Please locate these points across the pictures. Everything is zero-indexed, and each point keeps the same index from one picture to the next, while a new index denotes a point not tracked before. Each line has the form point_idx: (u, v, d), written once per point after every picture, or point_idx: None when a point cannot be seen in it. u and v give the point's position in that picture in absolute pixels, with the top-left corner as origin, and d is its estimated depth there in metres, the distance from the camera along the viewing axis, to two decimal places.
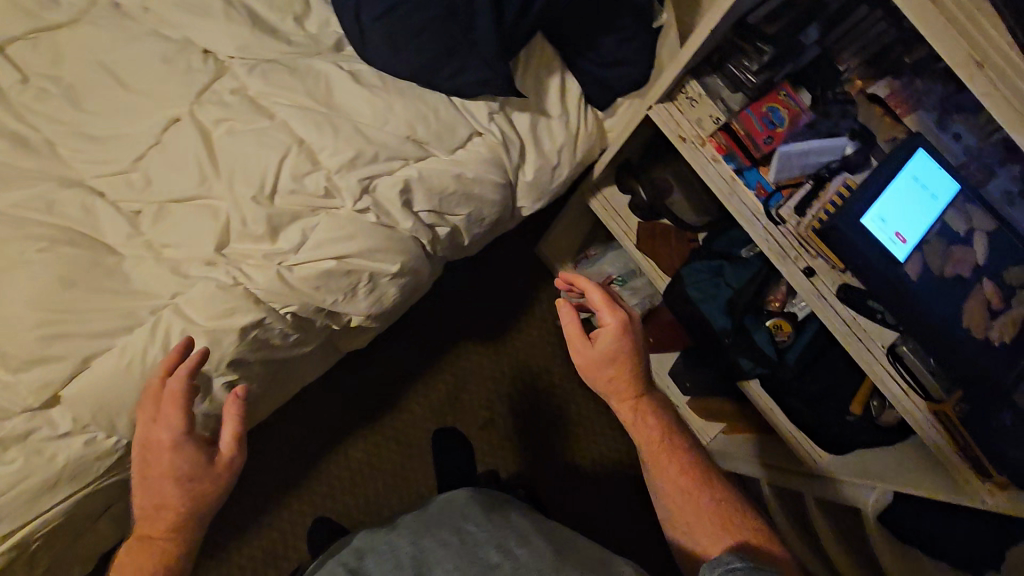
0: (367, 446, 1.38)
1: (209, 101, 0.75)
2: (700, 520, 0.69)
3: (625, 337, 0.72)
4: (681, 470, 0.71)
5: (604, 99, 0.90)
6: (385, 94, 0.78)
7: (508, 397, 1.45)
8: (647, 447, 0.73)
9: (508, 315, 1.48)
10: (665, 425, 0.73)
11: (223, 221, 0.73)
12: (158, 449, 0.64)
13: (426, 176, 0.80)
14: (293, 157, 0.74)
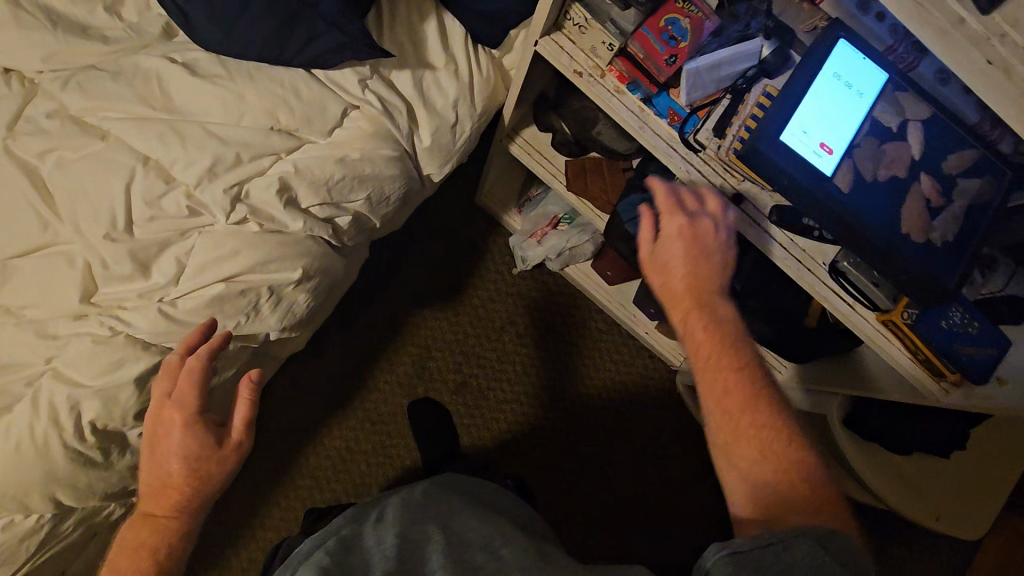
0: (336, 437, 1.28)
1: (25, 131, 0.64)
2: (752, 468, 0.51)
3: (687, 240, 0.59)
4: (742, 401, 0.53)
5: (491, 36, 0.78)
6: (230, 82, 0.67)
7: (479, 358, 1.34)
8: (696, 363, 0.56)
9: (465, 268, 1.35)
10: (728, 348, 0.55)
11: (81, 268, 0.64)
12: (168, 427, 0.58)
13: (305, 168, 0.70)
14: (141, 178, 0.65)
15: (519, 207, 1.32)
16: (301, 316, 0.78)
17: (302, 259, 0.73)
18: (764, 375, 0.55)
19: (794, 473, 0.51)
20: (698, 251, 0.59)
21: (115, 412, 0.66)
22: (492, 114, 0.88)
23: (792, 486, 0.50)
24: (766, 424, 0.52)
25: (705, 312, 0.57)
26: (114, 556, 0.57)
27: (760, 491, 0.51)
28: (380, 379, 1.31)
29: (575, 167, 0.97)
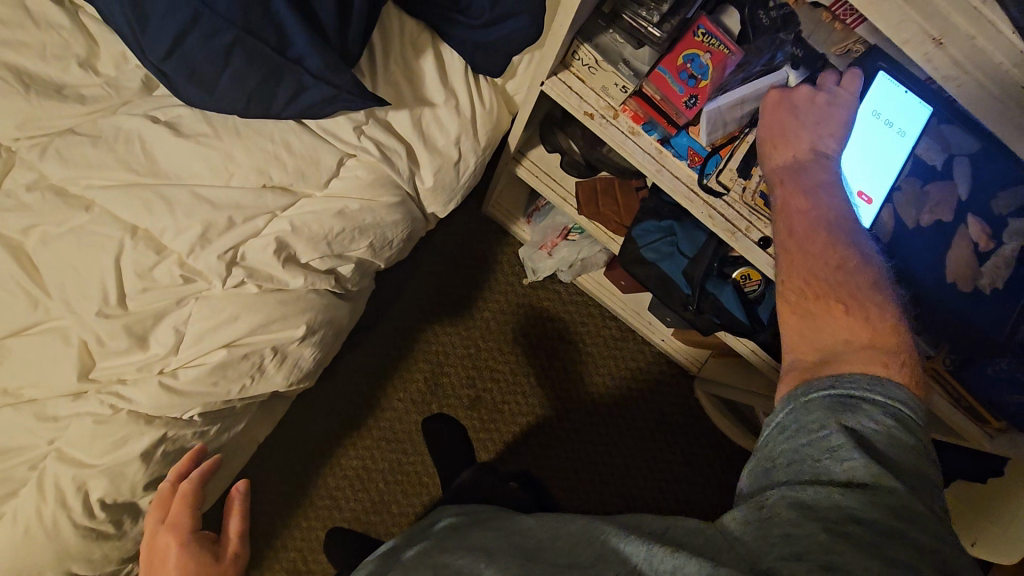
0: (354, 459, 1.26)
1: (5, 207, 0.62)
2: (807, 310, 0.49)
3: (782, 108, 0.57)
4: (803, 246, 0.52)
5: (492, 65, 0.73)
6: (217, 141, 0.64)
7: (494, 369, 1.31)
8: (777, 223, 0.55)
9: (474, 281, 1.31)
10: (812, 209, 0.52)
11: (75, 345, 0.62)
12: (165, 552, 0.59)
13: (301, 225, 0.67)
14: (130, 249, 0.62)
15: (527, 216, 1.26)
16: (309, 368, 0.75)
17: (305, 316, 0.70)
18: (839, 230, 0.51)
19: (855, 317, 0.47)
20: (786, 119, 0.57)
21: (123, 488, 0.64)
22: (498, 140, 0.82)
23: (843, 324, 0.47)
24: (829, 271, 0.50)
25: (793, 178, 0.55)
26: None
27: (807, 333, 0.48)
28: (393, 394, 1.28)
29: (586, 190, 0.92)
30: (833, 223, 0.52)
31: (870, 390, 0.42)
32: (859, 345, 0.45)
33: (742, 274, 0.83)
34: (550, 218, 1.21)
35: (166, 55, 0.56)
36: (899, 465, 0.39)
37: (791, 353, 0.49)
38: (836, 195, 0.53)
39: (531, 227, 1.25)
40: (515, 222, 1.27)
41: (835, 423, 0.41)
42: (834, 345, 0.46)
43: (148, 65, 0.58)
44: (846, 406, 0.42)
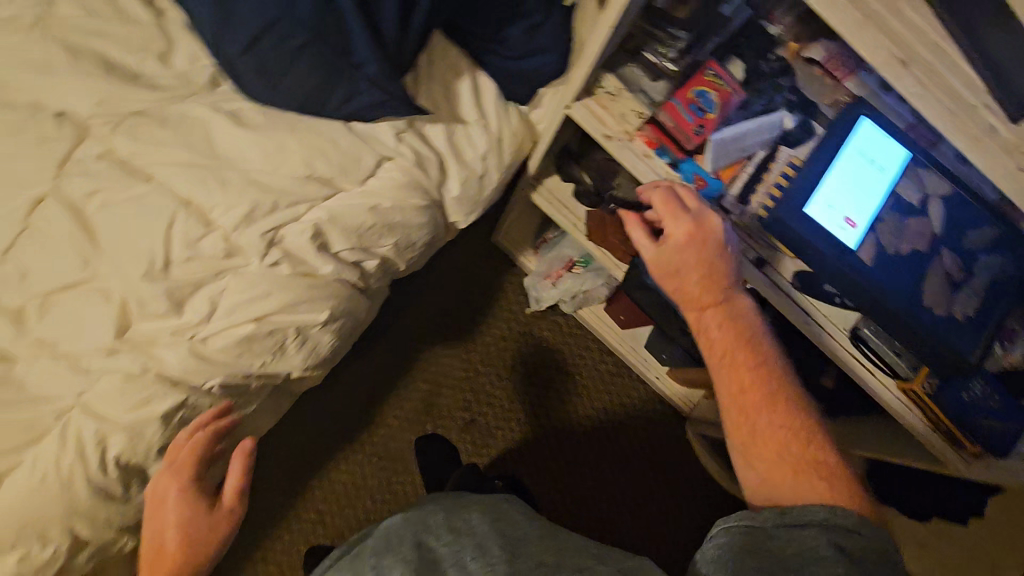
0: (343, 474, 1.26)
1: (74, 171, 0.67)
2: (768, 461, 0.57)
3: (673, 231, 0.65)
4: (754, 398, 0.59)
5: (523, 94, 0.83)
6: (272, 132, 0.70)
7: (490, 396, 1.34)
8: (715, 365, 0.61)
9: (478, 306, 1.36)
10: (748, 355, 0.61)
11: (117, 304, 0.66)
12: (162, 499, 0.66)
13: (339, 216, 0.73)
14: (182, 220, 0.67)
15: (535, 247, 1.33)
16: (325, 354, 0.79)
17: (329, 302, 0.74)
18: (772, 375, 0.60)
19: (792, 437, 0.56)
20: (695, 252, 0.64)
21: (139, 447, 0.67)
22: (517, 164, 0.90)
23: (804, 467, 0.55)
24: (763, 400, 0.59)
25: (718, 317, 0.63)
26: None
27: (788, 487, 0.54)
28: (388, 412, 1.30)
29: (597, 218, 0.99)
30: (760, 357, 0.61)
31: (858, 525, 0.49)
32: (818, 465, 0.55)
33: None
34: (557, 250, 1.28)
35: (243, 50, 0.64)
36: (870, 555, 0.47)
37: (762, 494, 0.56)
38: (757, 333, 0.63)
39: (538, 258, 1.32)
40: (522, 251, 1.34)
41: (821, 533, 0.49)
42: (797, 482, 0.54)
43: (223, 60, 0.66)
44: (831, 525, 0.49)
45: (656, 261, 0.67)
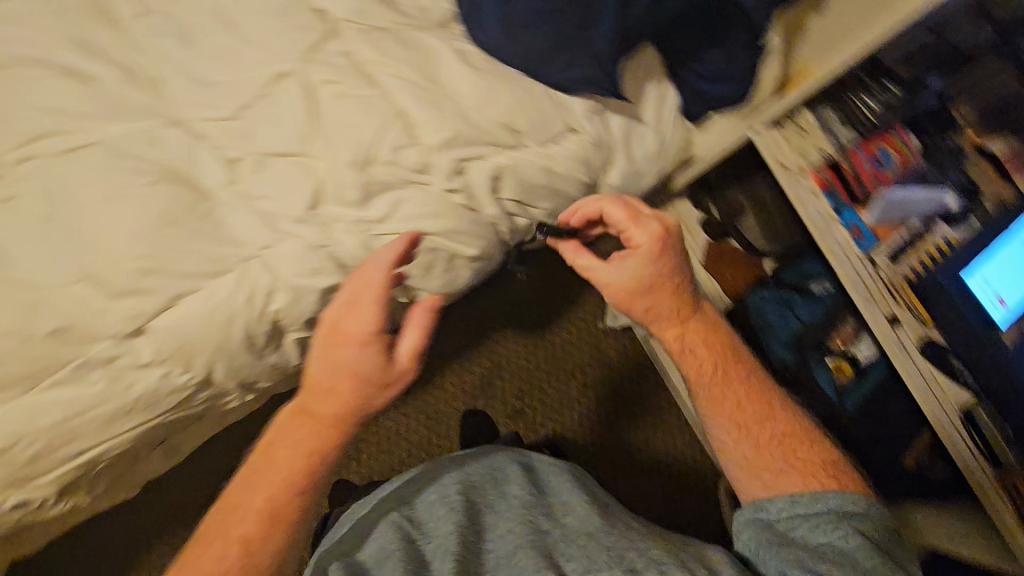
0: (394, 419, 1.39)
1: (318, 59, 0.76)
2: (760, 461, 0.74)
3: (632, 265, 0.80)
4: (735, 407, 0.78)
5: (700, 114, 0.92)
6: (489, 76, 0.78)
7: (540, 394, 1.44)
8: (703, 378, 0.80)
9: (554, 311, 1.47)
10: (721, 361, 0.80)
11: (320, 181, 0.74)
12: (348, 335, 0.68)
13: (519, 167, 0.81)
14: (394, 128, 0.75)
15: None
16: (457, 287, 0.88)
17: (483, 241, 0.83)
18: (744, 378, 0.80)
19: (760, 406, 0.78)
20: (627, 259, 0.81)
21: (296, 309, 0.75)
22: (665, 177, 0.98)
23: (799, 470, 0.73)
24: (752, 411, 0.77)
25: (702, 334, 0.81)
26: (281, 442, 0.70)
27: (767, 479, 0.74)
28: (448, 377, 1.42)
29: (714, 250, 1.09)
30: (731, 366, 0.80)
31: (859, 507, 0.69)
32: (799, 456, 0.74)
33: (836, 363, 0.97)
34: None
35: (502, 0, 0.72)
36: (874, 536, 0.66)
37: (752, 490, 0.75)
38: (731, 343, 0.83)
39: None
40: None
41: (841, 522, 0.68)
42: (791, 483, 0.72)
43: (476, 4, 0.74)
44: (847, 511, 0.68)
45: (628, 287, 0.81)
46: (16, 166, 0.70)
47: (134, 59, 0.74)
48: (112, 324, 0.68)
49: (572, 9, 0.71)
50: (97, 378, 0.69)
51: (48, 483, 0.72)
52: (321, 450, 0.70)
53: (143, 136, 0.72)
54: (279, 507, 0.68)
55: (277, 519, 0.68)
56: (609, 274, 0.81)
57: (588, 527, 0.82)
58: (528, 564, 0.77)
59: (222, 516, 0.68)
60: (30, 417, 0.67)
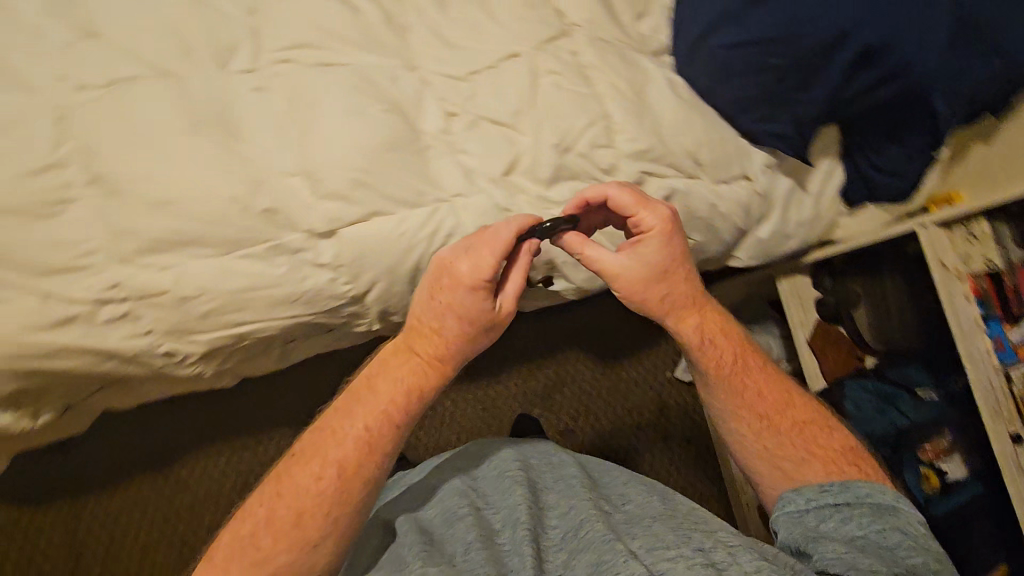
0: (452, 400, 1.43)
1: (548, 51, 0.84)
2: (782, 453, 0.73)
3: (636, 251, 0.74)
4: (753, 401, 0.76)
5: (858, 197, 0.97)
6: (690, 108, 0.85)
7: (597, 421, 1.46)
8: (722, 374, 0.76)
9: (632, 347, 1.51)
10: (737, 351, 0.78)
11: (520, 153, 0.81)
12: (452, 277, 0.70)
13: (690, 195, 0.87)
14: (596, 127, 0.82)
15: None
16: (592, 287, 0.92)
17: None
18: (756, 371, 0.77)
19: (778, 394, 0.76)
20: (642, 244, 0.74)
21: None
22: (803, 247, 1.01)
23: (818, 459, 0.72)
24: (767, 403, 0.76)
25: (716, 328, 0.78)
26: (387, 369, 0.72)
27: (789, 470, 0.73)
28: (513, 377, 1.46)
29: (821, 330, 1.12)
30: (743, 358, 0.77)
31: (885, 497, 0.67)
32: (819, 444, 0.73)
33: (925, 471, 0.97)
34: None
35: (731, 46, 0.79)
36: (905, 527, 0.64)
37: (773, 483, 0.74)
38: (742, 335, 0.80)
39: None
40: None
41: (874, 514, 0.66)
42: (813, 471, 0.72)
43: (703, 43, 0.82)
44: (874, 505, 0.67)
45: (640, 275, 0.74)
46: (270, 64, 0.78)
47: (393, 5, 0.83)
48: (313, 220, 0.75)
49: (796, 71, 0.77)
50: (283, 263, 0.76)
51: (202, 342, 0.78)
52: (424, 386, 0.73)
53: (384, 71, 0.80)
54: (379, 437, 0.69)
55: (377, 447, 0.69)
56: (619, 257, 0.74)
57: (653, 512, 0.78)
58: (598, 535, 0.72)
59: (334, 435, 0.69)
60: (217, 279, 0.74)
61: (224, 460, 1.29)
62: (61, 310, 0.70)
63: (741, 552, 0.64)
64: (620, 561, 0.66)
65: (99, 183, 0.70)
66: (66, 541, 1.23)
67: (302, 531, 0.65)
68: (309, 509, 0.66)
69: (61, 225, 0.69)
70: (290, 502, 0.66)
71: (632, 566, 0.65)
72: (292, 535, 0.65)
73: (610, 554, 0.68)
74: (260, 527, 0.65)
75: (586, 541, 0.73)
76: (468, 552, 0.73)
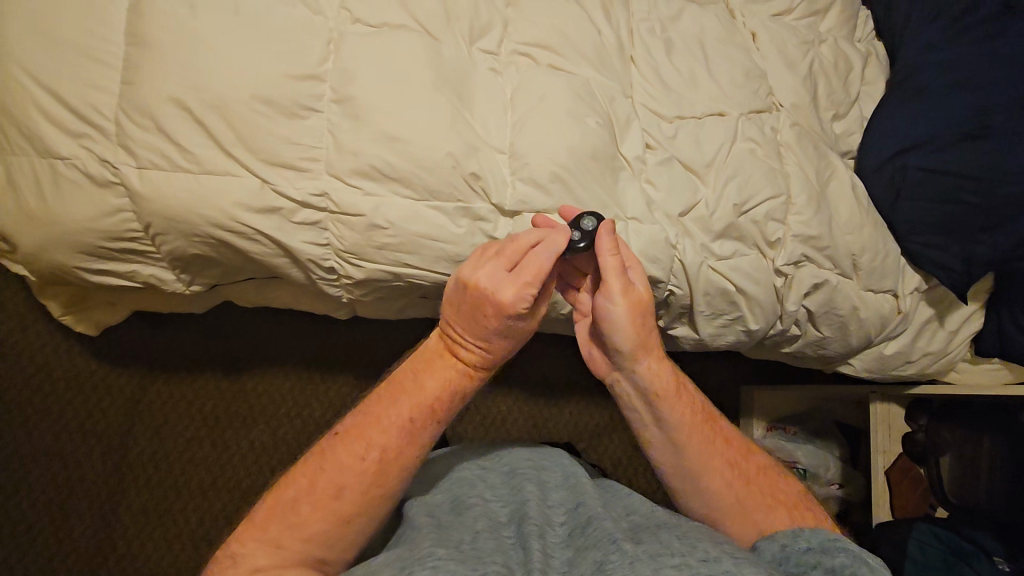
0: (500, 404, 1.40)
1: (750, 121, 0.90)
2: (749, 499, 0.74)
3: (628, 288, 0.73)
4: (719, 448, 0.76)
5: (986, 348, 1.00)
6: (863, 214, 0.90)
7: (633, 477, 1.43)
8: (693, 425, 0.76)
9: None
10: (700, 398, 0.79)
11: (701, 202, 0.86)
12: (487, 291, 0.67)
13: (838, 291, 0.91)
14: (776, 201, 0.87)
15: (769, 425, 1.35)
16: (714, 343, 0.95)
17: (763, 321, 0.90)
18: (716, 420, 0.79)
19: (738, 441, 0.79)
20: (631, 278, 0.75)
21: None
22: (915, 376, 1.04)
23: (782, 506, 0.74)
24: (730, 452, 0.77)
25: (682, 377, 0.78)
26: (425, 370, 0.69)
27: (754, 516, 0.73)
28: (570, 406, 1.42)
29: (903, 465, 1.13)
30: (705, 407, 0.78)
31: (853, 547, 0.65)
32: (778, 489, 0.76)
33: None
34: (794, 447, 1.31)
35: (925, 170, 0.86)
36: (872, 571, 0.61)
37: (739, 529, 0.74)
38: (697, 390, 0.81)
39: (766, 435, 1.34)
40: (758, 419, 1.37)
41: (851, 561, 0.62)
42: (780, 520, 0.73)
43: (896, 159, 0.89)
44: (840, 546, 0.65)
45: (635, 308, 0.74)
46: (508, 54, 0.86)
47: (627, 37, 0.90)
48: (506, 197, 0.81)
49: (979, 214, 0.86)
50: (464, 225, 0.81)
51: (362, 270, 0.83)
52: (460, 391, 0.70)
53: (604, 90, 0.86)
54: (418, 430, 0.67)
55: (413, 437, 0.67)
56: (614, 286, 0.73)
57: (661, 520, 0.74)
58: (607, 533, 0.69)
59: (375, 421, 0.66)
60: (406, 219, 0.79)
61: (284, 385, 1.31)
62: (271, 200, 0.77)
63: (747, 566, 0.61)
64: (624, 564, 0.63)
65: (341, 104, 0.77)
66: (126, 409, 1.25)
67: (338, 506, 0.64)
68: (348, 486, 0.65)
69: (299, 128, 0.76)
70: (332, 480, 0.64)
71: (636, 569, 0.62)
72: (330, 506, 0.64)
73: (615, 553, 0.65)
74: (303, 495, 0.64)
75: (592, 538, 0.69)
76: (478, 540, 0.69)
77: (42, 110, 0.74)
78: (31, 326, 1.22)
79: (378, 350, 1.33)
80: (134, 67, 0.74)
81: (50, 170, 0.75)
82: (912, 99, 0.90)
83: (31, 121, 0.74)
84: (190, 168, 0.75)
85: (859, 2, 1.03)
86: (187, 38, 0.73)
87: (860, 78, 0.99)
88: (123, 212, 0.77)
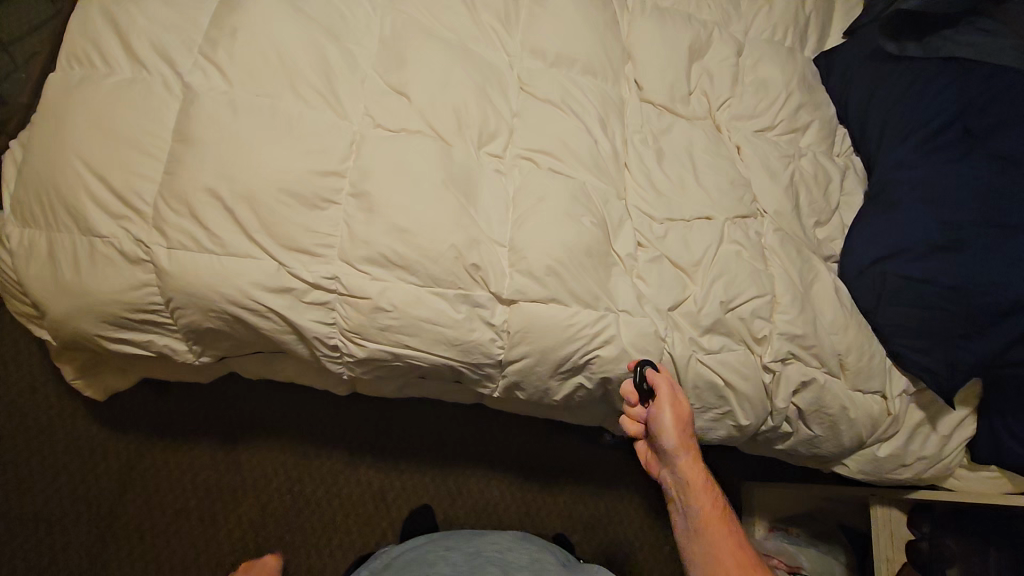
0: (493, 490, 1.37)
1: (737, 225, 0.97)
2: None
3: (676, 403, 0.85)
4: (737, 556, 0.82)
5: (983, 454, 1.00)
6: (846, 315, 0.95)
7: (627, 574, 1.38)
8: (714, 525, 0.85)
9: None
10: (726, 508, 0.87)
11: (689, 298, 0.91)
12: None
13: (826, 389, 0.93)
14: (762, 300, 0.92)
15: (770, 525, 1.32)
16: (705, 437, 0.96)
17: (753, 417, 0.92)
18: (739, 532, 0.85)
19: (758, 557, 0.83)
20: (677, 397, 0.86)
21: (610, 364, 0.88)
22: (913, 480, 1.03)
23: None
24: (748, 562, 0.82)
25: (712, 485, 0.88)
26: None
27: None
28: (565, 495, 1.40)
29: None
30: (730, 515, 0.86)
31: None
32: None
33: None
34: (797, 551, 1.26)
35: (902, 278, 0.92)
36: None
37: None
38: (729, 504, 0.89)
39: (766, 535, 1.31)
40: (757, 518, 1.33)
41: None
42: None
43: (876, 266, 0.94)
44: None
45: (678, 419, 0.85)
46: (513, 158, 0.94)
47: (622, 146, 0.99)
48: (504, 287, 0.86)
49: (958, 321, 0.89)
50: (463, 311, 0.86)
51: (365, 349, 0.87)
52: None
53: (599, 193, 0.94)
54: None
55: None
56: (662, 400, 0.85)
57: None
58: None
59: None
60: (409, 303, 0.84)
61: (278, 458, 1.31)
62: (286, 281, 0.83)
63: None
64: None
65: (359, 198, 0.85)
66: (120, 475, 1.26)
67: None
68: None
69: (319, 218, 0.84)
70: None
71: None
72: None
73: None
74: None
75: None
76: None
77: (91, 195, 0.82)
78: (41, 389, 1.26)
79: (376, 427, 1.35)
80: (177, 160, 0.83)
81: (89, 247, 0.83)
82: (889, 211, 0.96)
83: (79, 204, 0.82)
84: (215, 249, 0.81)
85: (837, 122, 1.13)
86: (228, 136, 0.83)
87: (839, 189, 1.06)
88: (148, 287, 0.83)
